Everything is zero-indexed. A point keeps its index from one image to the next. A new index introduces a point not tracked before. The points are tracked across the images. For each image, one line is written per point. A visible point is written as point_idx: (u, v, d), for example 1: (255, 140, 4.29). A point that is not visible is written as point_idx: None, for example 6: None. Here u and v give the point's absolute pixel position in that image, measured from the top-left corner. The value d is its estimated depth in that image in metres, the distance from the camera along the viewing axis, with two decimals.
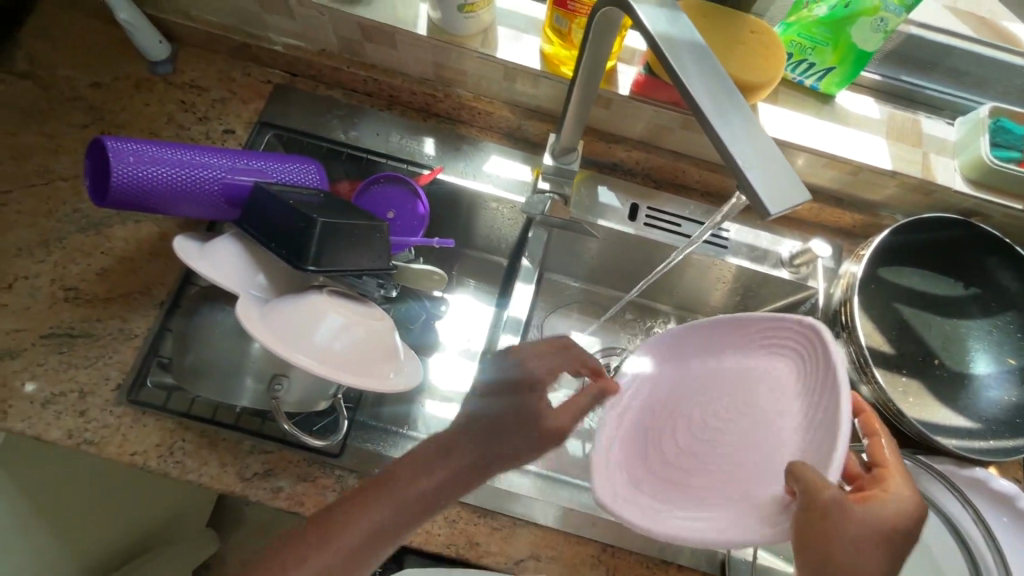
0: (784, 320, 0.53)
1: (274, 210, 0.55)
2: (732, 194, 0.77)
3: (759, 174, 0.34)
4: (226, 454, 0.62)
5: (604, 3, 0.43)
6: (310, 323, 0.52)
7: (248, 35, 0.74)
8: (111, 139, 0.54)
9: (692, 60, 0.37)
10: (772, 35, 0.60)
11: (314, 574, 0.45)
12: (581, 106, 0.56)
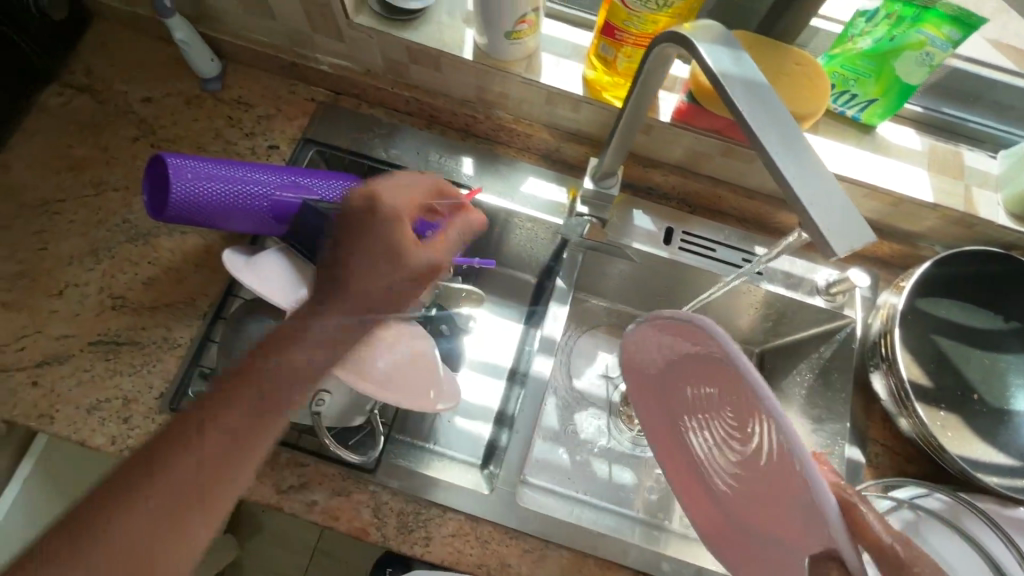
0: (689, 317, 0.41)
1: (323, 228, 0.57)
2: (767, 221, 0.77)
3: (822, 210, 0.34)
4: (262, 465, 0.63)
5: (660, 39, 0.44)
6: (360, 341, 0.54)
7: (296, 55, 0.76)
8: (172, 156, 0.57)
9: (753, 98, 0.38)
10: (817, 68, 0.60)
11: (172, 485, 0.41)
12: (627, 133, 0.56)
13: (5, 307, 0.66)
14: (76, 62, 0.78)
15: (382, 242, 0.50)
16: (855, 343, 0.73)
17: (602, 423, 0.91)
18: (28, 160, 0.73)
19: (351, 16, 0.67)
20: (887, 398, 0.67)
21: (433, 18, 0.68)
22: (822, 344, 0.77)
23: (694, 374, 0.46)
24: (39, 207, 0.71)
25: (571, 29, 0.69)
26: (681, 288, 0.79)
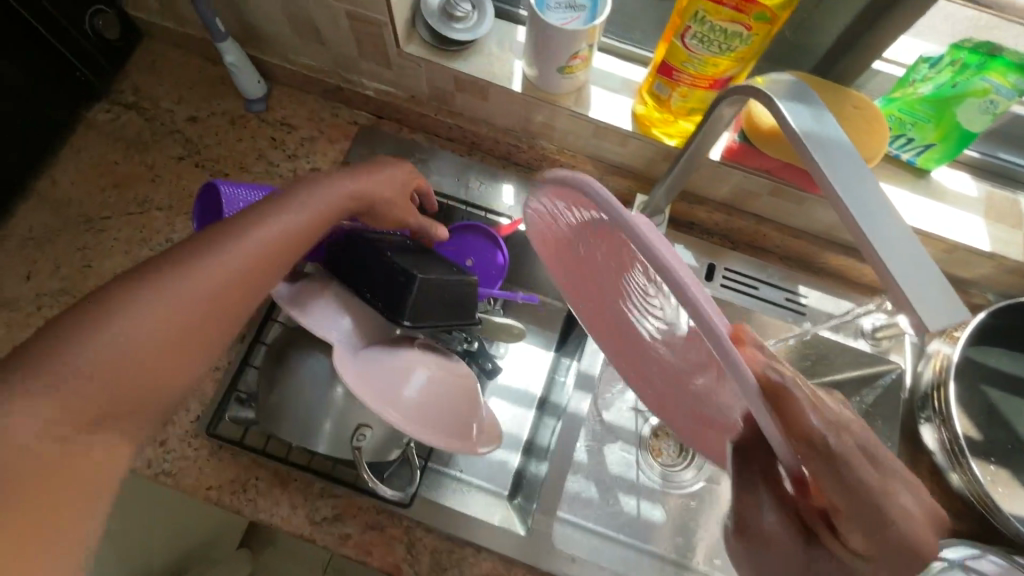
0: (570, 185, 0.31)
1: (371, 259, 0.54)
2: (811, 260, 0.76)
3: (907, 282, 0.35)
4: (297, 495, 0.63)
5: (734, 89, 0.43)
6: (401, 376, 0.52)
7: (343, 79, 0.76)
8: (223, 184, 0.54)
9: (839, 157, 0.37)
10: (877, 114, 0.59)
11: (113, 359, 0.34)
12: (684, 172, 0.56)
13: (48, 324, 0.67)
14: (124, 79, 0.79)
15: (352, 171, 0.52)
16: (903, 390, 0.71)
17: (631, 457, 0.89)
18: (75, 176, 0.74)
19: (402, 44, 0.66)
20: (937, 450, 0.66)
21: (483, 48, 0.68)
22: (863, 388, 0.75)
23: (588, 252, 0.36)
24: (85, 223, 0.72)
25: (621, 62, 0.68)
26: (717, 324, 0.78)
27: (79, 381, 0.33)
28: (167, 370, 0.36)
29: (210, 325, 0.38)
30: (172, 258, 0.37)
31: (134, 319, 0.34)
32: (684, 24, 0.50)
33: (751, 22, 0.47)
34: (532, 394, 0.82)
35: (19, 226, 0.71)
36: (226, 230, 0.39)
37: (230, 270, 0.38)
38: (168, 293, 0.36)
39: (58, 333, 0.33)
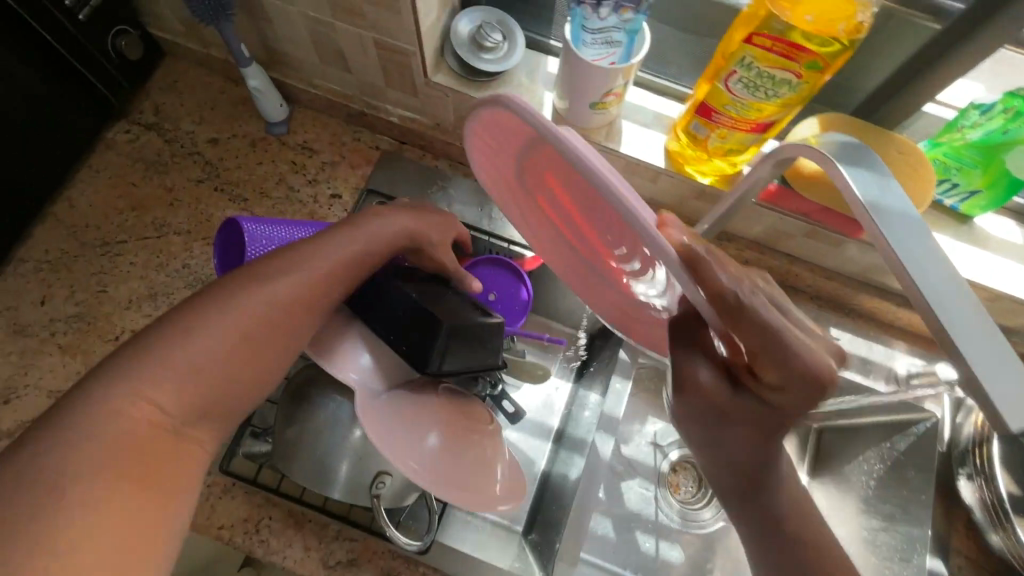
0: (496, 112, 0.34)
1: (398, 303, 0.52)
2: (843, 301, 0.73)
3: (995, 378, 0.32)
4: (310, 536, 0.61)
5: (790, 146, 0.41)
6: (421, 427, 0.48)
7: (366, 105, 0.74)
8: (246, 220, 0.54)
9: (908, 230, 0.36)
10: (924, 162, 0.56)
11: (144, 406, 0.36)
12: (725, 216, 0.54)
13: (61, 351, 0.66)
14: (144, 98, 0.78)
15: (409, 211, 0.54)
16: (941, 443, 0.68)
17: (649, 494, 0.87)
18: (93, 198, 0.73)
19: (430, 74, 0.65)
20: (976, 508, 0.64)
21: (512, 80, 0.66)
22: (895, 436, 0.71)
23: (534, 180, 0.39)
24: (101, 247, 0.71)
25: (654, 96, 0.66)
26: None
27: (173, 378, 0.37)
28: (243, 374, 0.41)
29: (239, 373, 0.40)
30: (245, 276, 0.42)
31: (217, 328, 0.39)
32: (729, 68, 0.48)
33: (802, 70, 0.45)
34: (546, 426, 0.80)
35: (36, 248, 0.70)
36: (292, 252, 0.44)
37: (297, 289, 0.43)
38: (245, 306, 0.41)
39: (151, 339, 0.38)
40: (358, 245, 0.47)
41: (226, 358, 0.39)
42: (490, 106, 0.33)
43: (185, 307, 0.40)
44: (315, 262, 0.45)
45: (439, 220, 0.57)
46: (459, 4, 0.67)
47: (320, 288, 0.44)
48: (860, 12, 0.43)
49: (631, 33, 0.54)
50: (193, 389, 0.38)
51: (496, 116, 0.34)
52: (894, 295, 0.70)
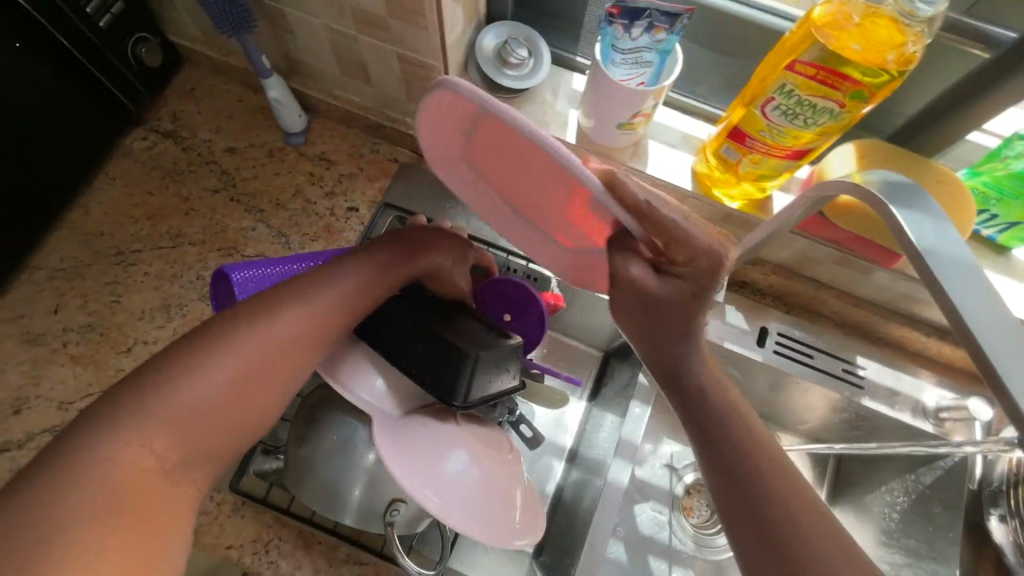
0: (439, 97, 0.35)
1: (418, 335, 0.51)
2: (870, 328, 0.71)
3: None
4: (320, 558, 0.60)
5: (833, 184, 0.41)
6: (443, 455, 0.46)
7: (386, 117, 0.73)
8: (234, 271, 0.53)
9: (960, 274, 0.36)
10: (962, 189, 0.54)
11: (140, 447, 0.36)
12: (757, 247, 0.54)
13: (72, 361, 0.65)
14: (162, 105, 0.77)
15: (418, 240, 0.54)
16: (970, 480, 0.66)
17: (663, 518, 0.85)
18: (108, 205, 0.72)
19: None
20: (1009, 550, 0.62)
21: (537, 97, 0.65)
22: (921, 468, 0.69)
23: (483, 164, 0.40)
24: (115, 256, 0.70)
25: (683, 116, 0.65)
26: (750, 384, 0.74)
27: (158, 423, 0.37)
28: (233, 419, 0.40)
29: (239, 413, 0.40)
30: (244, 316, 0.42)
31: (210, 371, 0.39)
32: (767, 93, 0.47)
33: (845, 99, 0.44)
34: (559, 445, 0.79)
35: (50, 256, 0.69)
36: (291, 291, 0.44)
37: (294, 331, 0.42)
38: (241, 349, 0.40)
39: (149, 381, 0.38)
40: (365, 276, 0.47)
41: (215, 407, 0.39)
42: (434, 92, 0.35)
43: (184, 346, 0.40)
44: (313, 301, 0.44)
45: (448, 247, 0.55)
46: (484, 18, 0.66)
47: (317, 330, 0.43)
48: (910, 42, 0.42)
49: (663, 53, 0.54)
50: (176, 434, 0.38)
51: (441, 104, 0.36)
52: (924, 324, 0.69)
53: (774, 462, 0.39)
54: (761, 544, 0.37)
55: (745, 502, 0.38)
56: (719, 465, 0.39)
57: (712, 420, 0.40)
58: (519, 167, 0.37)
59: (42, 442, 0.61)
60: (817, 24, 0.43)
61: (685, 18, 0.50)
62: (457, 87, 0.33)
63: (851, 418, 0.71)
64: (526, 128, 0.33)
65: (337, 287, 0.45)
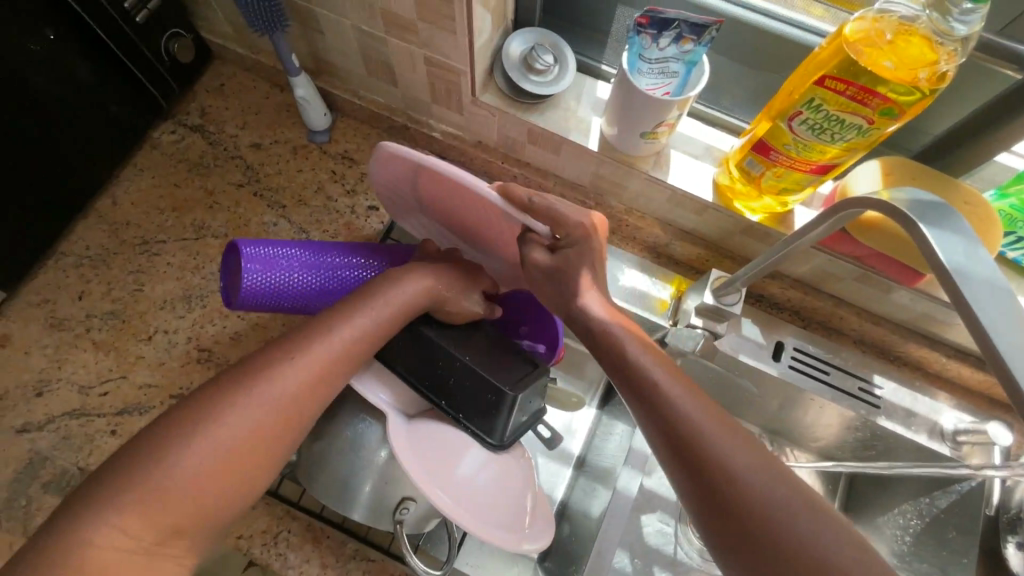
0: (379, 154, 0.53)
1: (455, 364, 0.51)
2: (889, 347, 0.71)
3: None
4: (328, 553, 0.60)
5: (849, 207, 0.41)
6: (454, 457, 0.48)
7: (410, 118, 0.74)
8: (246, 244, 0.55)
9: (990, 297, 0.35)
10: (987, 208, 0.54)
11: (129, 519, 0.37)
12: (764, 271, 0.55)
13: (95, 347, 0.66)
14: (192, 100, 0.78)
15: (425, 270, 0.53)
16: (987, 504, 0.64)
17: (669, 529, 0.84)
18: (135, 196, 0.74)
19: (478, 92, 0.64)
20: None
21: (560, 103, 0.65)
22: (936, 492, 0.68)
23: (425, 198, 0.57)
24: (140, 245, 0.71)
25: (706, 127, 0.65)
26: (763, 398, 0.74)
27: (142, 505, 0.38)
28: (224, 491, 0.41)
29: (229, 478, 0.41)
30: (228, 391, 0.42)
31: (195, 449, 0.40)
32: (795, 107, 0.46)
33: (874, 115, 0.43)
34: (567, 451, 0.79)
35: (77, 243, 0.71)
36: (273, 360, 0.44)
37: (279, 400, 0.43)
38: (226, 425, 0.41)
39: (143, 450, 0.39)
40: (371, 323, 0.48)
41: (202, 482, 0.40)
42: (376, 151, 0.53)
43: (167, 425, 0.41)
44: (297, 369, 0.44)
45: (453, 274, 0.55)
46: (510, 25, 0.66)
47: (302, 398, 0.44)
48: (942, 60, 0.41)
49: (689, 64, 0.54)
50: (166, 515, 0.39)
51: (383, 157, 0.54)
52: (946, 345, 0.68)
53: (735, 443, 0.42)
54: (703, 507, 0.41)
55: (708, 486, 0.41)
56: (682, 454, 0.42)
57: (671, 415, 0.43)
58: (445, 193, 0.53)
59: (62, 425, 0.63)
60: (850, 39, 0.43)
61: (714, 29, 0.51)
62: (384, 142, 0.51)
63: (866, 437, 0.70)
64: (432, 160, 0.49)
65: (323, 349, 0.45)
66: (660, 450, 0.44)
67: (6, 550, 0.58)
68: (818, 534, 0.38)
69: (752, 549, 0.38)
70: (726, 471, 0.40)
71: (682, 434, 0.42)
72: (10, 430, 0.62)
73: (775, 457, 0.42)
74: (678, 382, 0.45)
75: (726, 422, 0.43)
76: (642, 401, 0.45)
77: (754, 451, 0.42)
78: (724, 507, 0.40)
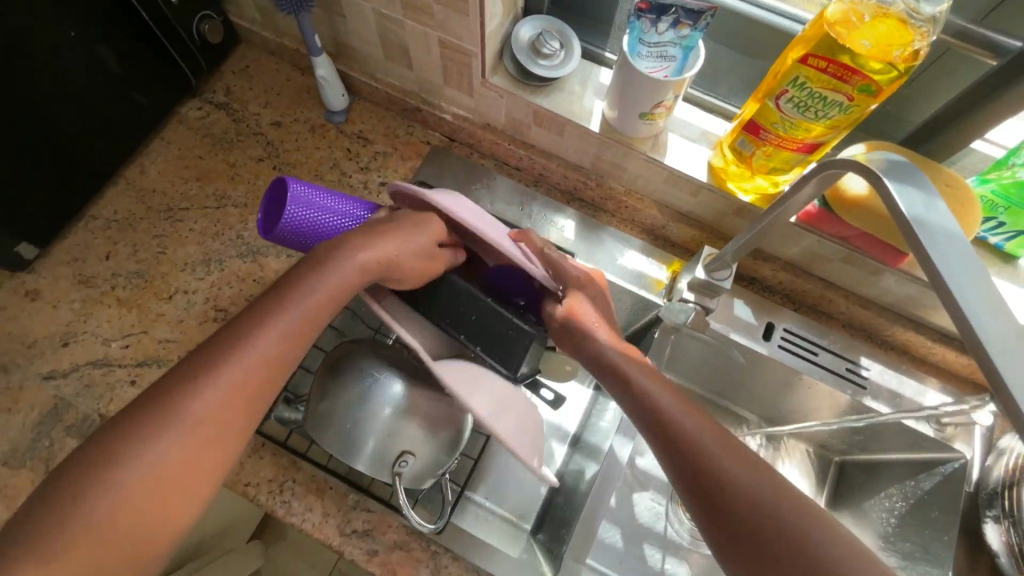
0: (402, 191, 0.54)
1: (472, 305, 0.54)
2: (876, 331, 0.73)
3: None
4: (330, 504, 0.63)
5: (823, 168, 0.44)
6: (477, 387, 0.51)
7: (423, 101, 0.78)
8: (294, 181, 0.56)
9: (950, 247, 0.38)
10: (969, 192, 0.56)
11: (92, 522, 0.36)
12: (745, 247, 0.58)
13: (118, 303, 0.70)
14: (217, 79, 0.83)
15: (360, 243, 0.48)
16: (966, 481, 0.67)
17: (660, 508, 0.86)
18: (162, 167, 0.78)
19: (488, 74, 0.68)
20: (1001, 552, 0.62)
21: (566, 87, 0.69)
22: (921, 474, 0.71)
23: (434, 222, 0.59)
24: (164, 212, 0.75)
25: (702, 112, 0.69)
26: (756, 380, 0.76)
27: (105, 509, 0.36)
28: (176, 504, 0.39)
29: (195, 471, 0.40)
30: (146, 417, 0.39)
31: (120, 482, 0.37)
32: (781, 86, 0.50)
33: (853, 92, 0.47)
34: (561, 428, 0.79)
35: (106, 207, 0.75)
36: (191, 375, 0.41)
37: (209, 414, 0.40)
38: (152, 451, 0.38)
39: (92, 459, 0.38)
40: (319, 303, 0.46)
41: (140, 511, 0.38)
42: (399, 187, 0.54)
43: (80, 467, 0.37)
44: (223, 380, 0.41)
45: (394, 236, 0.50)
46: (520, 12, 0.70)
47: (239, 396, 0.41)
48: (916, 40, 0.45)
49: (687, 48, 0.57)
50: (106, 554, 0.36)
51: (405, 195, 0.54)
52: (930, 329, 0.70)
53: (727, 448, 0.45)
54: (700, 504, 0.44)
55: (712, 501, 0.43)
56: (687, 471, 0.45)
57: (676, 435, 0.46)
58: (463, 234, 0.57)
59: (84, 373, 0.66)
60: (830, 21, 0.46)
61: (709, 15, 0.54)
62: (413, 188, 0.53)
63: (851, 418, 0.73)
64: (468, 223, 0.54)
65: (248, 356, 0.42)
66: (660, 456, 0.47)
67: (29, 488, 0.62)
68: (823, 541, 0.40)
69: (757, 559, 0.40)
70: (730, 487, 0.43)
71: (688, 452, 0.45)
72: (37, 377, 0.66)
73: (761, 459, 0.45)
74: (682, 406, 0.48)
75: (725, 438, 0.46)
76: (649, 423, 0.48)
77: (752, 464, 0.44)
78: (729, 521, 0.42)
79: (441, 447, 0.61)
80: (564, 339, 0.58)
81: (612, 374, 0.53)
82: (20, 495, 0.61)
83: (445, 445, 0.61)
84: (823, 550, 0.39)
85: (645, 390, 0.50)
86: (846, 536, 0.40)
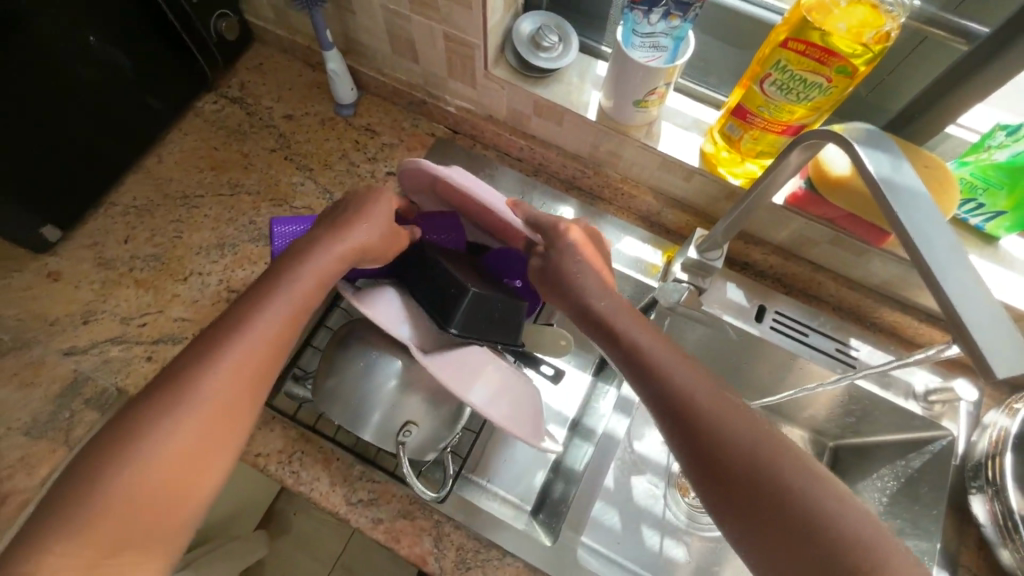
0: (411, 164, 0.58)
1: (432, 275, 0.56)
2: (865, 314, 0.76)
3: (989, 334, 0.37)
4: (337, 474, 0.66)
5: (802, 141, 0.47)
6: (470, 371, 0.54)
7: (428, 95, 0.82)
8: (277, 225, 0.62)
9: (915, 207, 0.41)
10: (946, 173, 0.58)
11: (121, 481, 0.38)
12: (732, 226, 0.62)
13: (137, 284, 0.73)
14: (232, 75, 0.87)
15: (332, 235, 0.51)
16: (953, 456, 0.69)
17: (657, 490, 0.88)
18: (178, 157, 0.82)
19: (490, 66, 0.72)
20: (987, 522, 0.64)
21: (564, 79, 0.72)
22: (910, 453, 0.73)
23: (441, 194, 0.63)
24: (181, 199, 0.79)
25: (694, 102, 0.72)
26: (752, 363, 0.78)
27: (131, 471, 0.39)
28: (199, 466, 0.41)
29: (217, 436, 0.42)
30: (156, 406, 0.41)
31: (133, 470, 0.39)
32: (766, 70, 0.53)
33: (832, 74, 0.50)
34: (562, 414, 0.79)
35: (126, 194, 0.79)
36: (192, 367, 0.42)
37: (215, 400, 0.42)
38: (169, 425, 0.41)
39: (123, 423, 0.40)
40: (319, 274, 0.49)
41: (159, 495, 0.40)
42: (410, 161, 0.58)
43: (92, 457, 0.39)
44: (229, 357, 0.43)
45: (367, 224, 0.53)
46: (521, 8, 0.74)
47: (250, 363, 0.44)
48: (887, 24, 0.48)
49: (677, 39, 0.59)
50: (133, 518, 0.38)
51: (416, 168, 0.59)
52: (916, 309, 0.73)
53: (721, 405, 0.46)
54: (694, 460, 0.45)
55: (708, 458, 0.44)
56: (683, 430, 0.46)
57: (672, 391, 0.47)
58: (468, 203, 0.61)
59: (103, 350, 0.70)
60: (807, 7, 0.49)
61: (697, 7, 0.56)
62: (421, 160, 0.57)
63: (840, 397, 0.76)
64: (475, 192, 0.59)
65: (247, 339, 0.44)
66: (655, 415, 0.48)
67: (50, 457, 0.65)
68: (813, 491, 0.42)
69: (751, 511, 0.42)
70: (726, 444, 0.44)
71: (684, 411, 0.46)
72: (57, 352, 0.69)
73: (756, 414, 0.46)
74: (677, 364, 0.49)
75: (723, 396, 0.47)
76: (645, 380, 0.49)
77: (745, 417, 0.45)
78: (724, 476, 0.44)
79: (442, 422, 0.63)
80: (558, 296, 0.57)
81: (606, 332, 0.53)
82: (40, 465, 0.64)
83: (446, 420, 0.63)
84: (813, 499, 0.41)
85: (641, 348, 0.50)
86: (832, 486, 0.42)
